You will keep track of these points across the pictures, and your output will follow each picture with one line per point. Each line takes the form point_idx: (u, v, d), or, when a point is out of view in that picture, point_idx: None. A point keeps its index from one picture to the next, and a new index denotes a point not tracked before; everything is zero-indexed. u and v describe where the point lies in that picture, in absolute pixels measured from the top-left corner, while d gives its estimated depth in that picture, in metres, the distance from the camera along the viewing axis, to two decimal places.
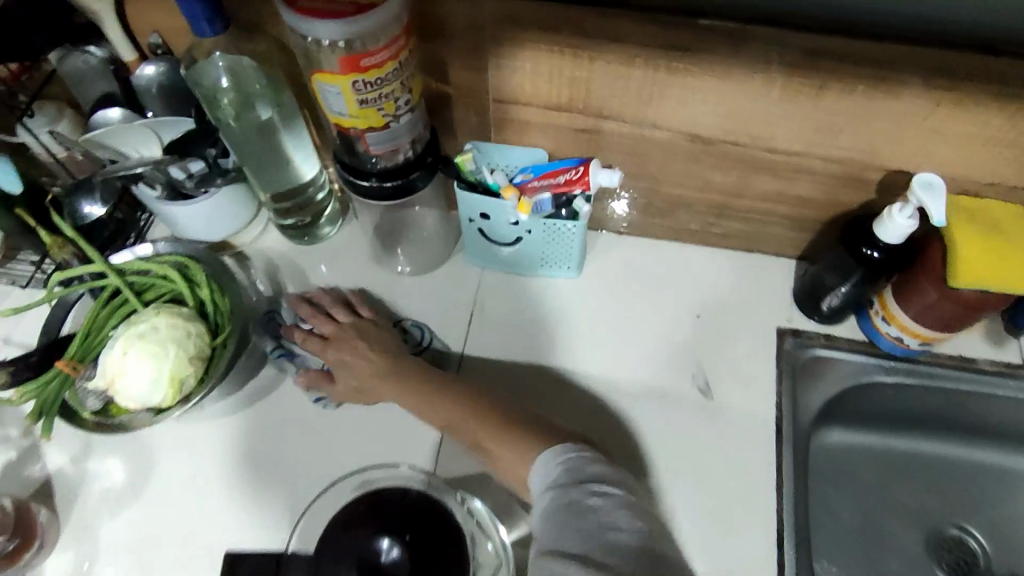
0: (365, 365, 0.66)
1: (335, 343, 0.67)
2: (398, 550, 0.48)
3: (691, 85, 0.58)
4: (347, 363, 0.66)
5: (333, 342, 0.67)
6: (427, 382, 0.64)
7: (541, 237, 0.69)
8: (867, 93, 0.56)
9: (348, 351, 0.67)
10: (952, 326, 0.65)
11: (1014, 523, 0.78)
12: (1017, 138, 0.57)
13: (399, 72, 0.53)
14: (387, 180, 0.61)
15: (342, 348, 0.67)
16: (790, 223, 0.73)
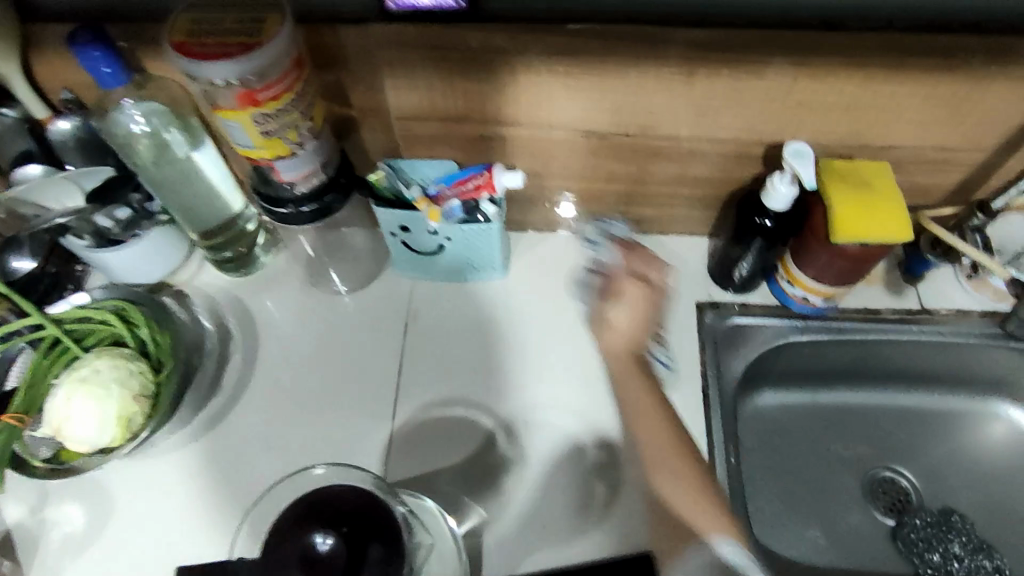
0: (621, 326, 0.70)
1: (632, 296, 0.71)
2: (333, 540, 0.47)
3: (575, 86, 0.63)
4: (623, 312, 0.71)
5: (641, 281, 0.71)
6: (640, 380, 0.68)
7: (461, 243, 0.73)
8: (733, 76, 0.61)
9: (623, 303, 0.71)
10: (848, 280, 0.72)
11: (940, 460, 0.83)
12: (870, 102, 0.63)
13: (297, 101, 0.57)
14: (304, 205, 0.65)
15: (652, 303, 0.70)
16: (694, 203, 0.78)
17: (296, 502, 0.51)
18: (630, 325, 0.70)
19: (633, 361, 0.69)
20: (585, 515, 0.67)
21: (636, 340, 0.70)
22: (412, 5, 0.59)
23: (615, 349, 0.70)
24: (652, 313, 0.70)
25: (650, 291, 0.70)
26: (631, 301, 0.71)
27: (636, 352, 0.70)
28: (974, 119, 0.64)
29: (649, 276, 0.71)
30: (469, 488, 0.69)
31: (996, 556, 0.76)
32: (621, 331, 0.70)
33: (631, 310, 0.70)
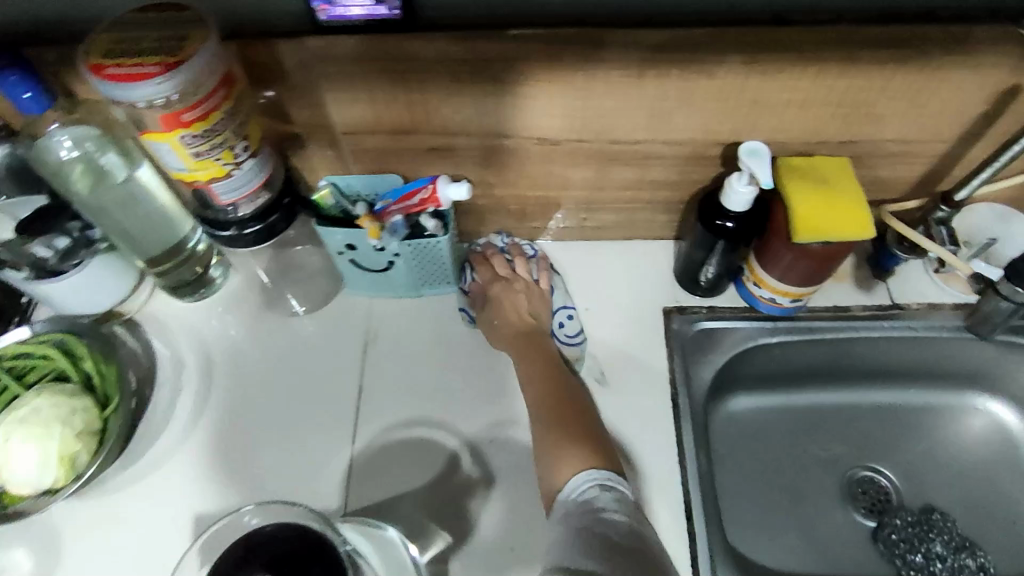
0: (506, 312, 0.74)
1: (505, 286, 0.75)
2: None
3: (520, 92, 0.61)
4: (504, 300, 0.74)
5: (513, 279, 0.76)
6: (532, 350, 0.71)
7: (412, 258, 0.71)
8: (683, 76, 0.59)
9: (505, 293, 0.75)
10: (814, 280, 0.70)
11: (920, 457, 0.82)
12: (826, 97, 0.61)
13: (227, 120, 0.55)
14: (247, 228, 0.63)
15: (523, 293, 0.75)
16: (657, 207, 0.77)
17: (237, 544, 0.49)
18: (514, 309, 0.74)
19: (525, 336, 0.73)
20: (551, 535, 0.65)
21: (524, 320, 0.74)
22: (344, 14, 0.56)
23: (503, 330, 0.73)
24: (539, 303, 0.76)
25: (526, 286, 0.76)
26: (506, 291, 0.75)
27: (525, 328, 0.73)
28: (934, 110, 0.63)
29: (523, 276, 0.77)
30: (432, 512, 0.67)
31: (979, 554, 0.74)
32: (508, 313, 0.74)
33: (505, 299, 0.75)
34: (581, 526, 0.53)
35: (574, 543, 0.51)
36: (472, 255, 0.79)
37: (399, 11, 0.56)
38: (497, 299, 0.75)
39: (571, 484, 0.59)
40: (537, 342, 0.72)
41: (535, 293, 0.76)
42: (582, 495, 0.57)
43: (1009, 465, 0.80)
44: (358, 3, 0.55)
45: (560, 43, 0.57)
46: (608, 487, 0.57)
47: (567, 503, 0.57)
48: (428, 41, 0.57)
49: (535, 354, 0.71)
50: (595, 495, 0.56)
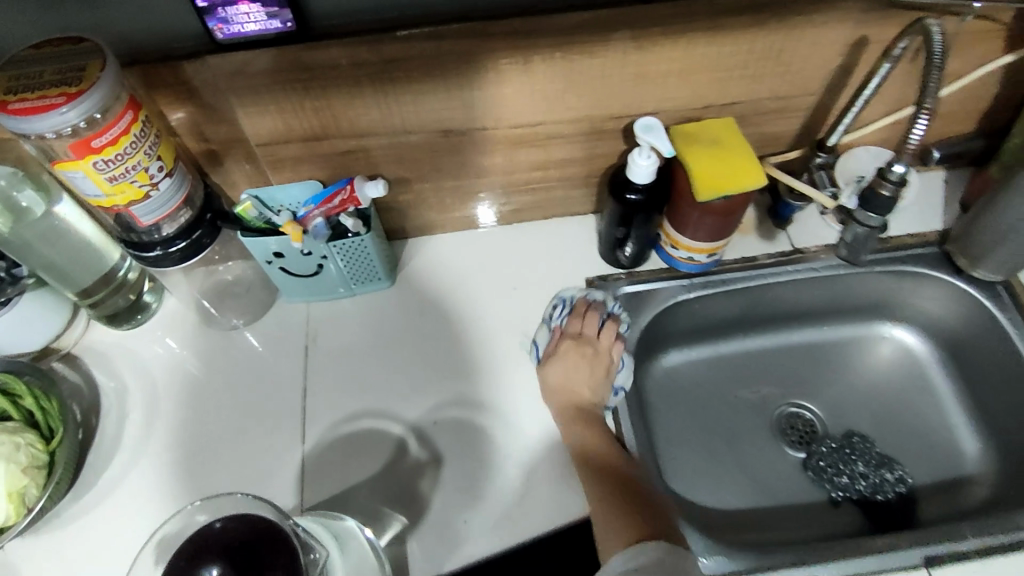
0: (569, 374, 0.74)
1: (573, 349, 0.75)
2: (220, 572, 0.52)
3: (418, 89, 0.65)
4: (558, 368, 0.74)
5: (581, 345, 0.76)
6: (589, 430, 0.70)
7: (339, 259, 0.75)
8: (567, 58, 0.64)
9: (568, 359, 0.75)
10: (722, 234, 0.75)
11: (838, 388, 0.88)
12: (699, 64, 0.67)
13: (139, 143, 0.57)
14: (172, 246, 0.65)
15: (580, 365, 0.75)
16: (568, 184, 0.81)
17: (192, 535, 0.54)
18: (568, 377, 0.74)
19: (578, 410, 0.72)
20: (503, 506, 0.69)
21: (582, 392, 0.74)
22: (240, 31, 0.58)
23: (555, 396, 0.73)
24: (601, 379, 0.75)
25: (601, 359, 0.76)
26: (575, 352, 0.75)
27: (583, 406, 0.73)
28: (797, 66, 0.69)
29: (607, 346, 0.77)
30: (387, 497, 0.70)
31: (898, 468, 0.82)
32: (573, 381, 0.74)
33: (571, 357, 0.75)
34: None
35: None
36: (579, 304, 0.79)
37: (293, 23, 0.58)
38: (556, 364, 0.75)
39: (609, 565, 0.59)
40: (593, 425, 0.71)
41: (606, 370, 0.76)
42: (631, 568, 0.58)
43: (917, 385, 0.87)
44: (250, 19, 0.57)
45: (450, 40, 0.61)
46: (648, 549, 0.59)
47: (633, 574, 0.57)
48: (326, 50, 0.60)
49: (592, 432, 0.70)
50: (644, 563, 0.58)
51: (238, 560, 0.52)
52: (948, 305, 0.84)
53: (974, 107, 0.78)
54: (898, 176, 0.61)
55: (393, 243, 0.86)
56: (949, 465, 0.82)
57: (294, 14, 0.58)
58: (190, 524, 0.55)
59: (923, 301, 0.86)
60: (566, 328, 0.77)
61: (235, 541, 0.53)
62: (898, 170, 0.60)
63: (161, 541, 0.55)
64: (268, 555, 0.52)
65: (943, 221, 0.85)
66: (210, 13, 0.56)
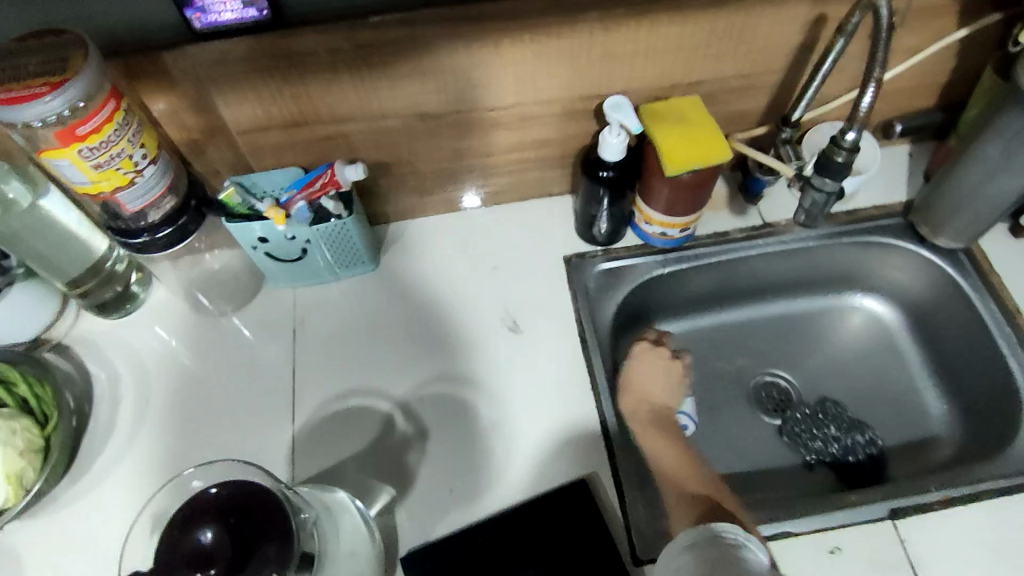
0: (648, 379, 0.77)
1: (654, 353, 0.78)
2: (215, 534, 0.54)
3: (394, 74, 0.67)
4: (640, 376, 0.77)
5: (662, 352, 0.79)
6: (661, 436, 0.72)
7: (322, 243, 0.77)
8: (537, 40, 0.67)
9: (646, 365, 0.77)
10: (694, 209, 0.78)
11: (811, 357, 0.91)
12: (663, 43, 0.70)
13: (123, 129, 0.58)
14: (158, 232, 0.67)
15: (660, 373, 0.77)
16: (544, 165, 0.84)
17: (188, 500, 0.57)
18: (650, 382, 0.77)
19: (657, 413, 0.75)
20: (487, 476, 0.72)
21: (660, 399, 0.76)
22: (217, 20, 0.60)
23: (635, 400, 0.75)
24: (675, 385, 0.78)
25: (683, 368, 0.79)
26: (656, 359, 0.78)
27: (661, 411, 0.75)
28: (758, 43, 0.72)
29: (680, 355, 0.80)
30: (375, 471, 0.72)
31: (868, 430, 0.85)
32: (654, 388, 0.76)
33: (654, 365, 0.78)
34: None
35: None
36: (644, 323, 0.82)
37: (268, 12, 0.60)
38: (638, 367, 0.77)
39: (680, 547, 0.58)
40: (669, 426, 0.73)
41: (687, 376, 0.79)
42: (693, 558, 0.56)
43: (887, 352, 0.90)
44: (227, 7, 0.59)
45: (423, 25, 0.63)
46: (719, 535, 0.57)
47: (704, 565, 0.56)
48: (301, 38, 0.62)
49: (674, 440, 0.72)
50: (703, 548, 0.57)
51: (232, 525, 0.55)
52: (913, 273, 0.87)
53: (932, 81, 0.81)
54: (850, 144, 0.64)
55: (375, 227, 0.88)
56: (916, 425, 0.85)
57: (268, 1, 0.60)
58: (182, 491, 0.60)
59: (889, 271, 0.89)
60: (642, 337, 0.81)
61: (226, 506, 0.56)
62: (850, 137, 0.63)
63: (156, 514, 0.59)
64: (261, 521, 0.55)
65: (907, 192, 0.88)
66: (187, 4, 0.58)
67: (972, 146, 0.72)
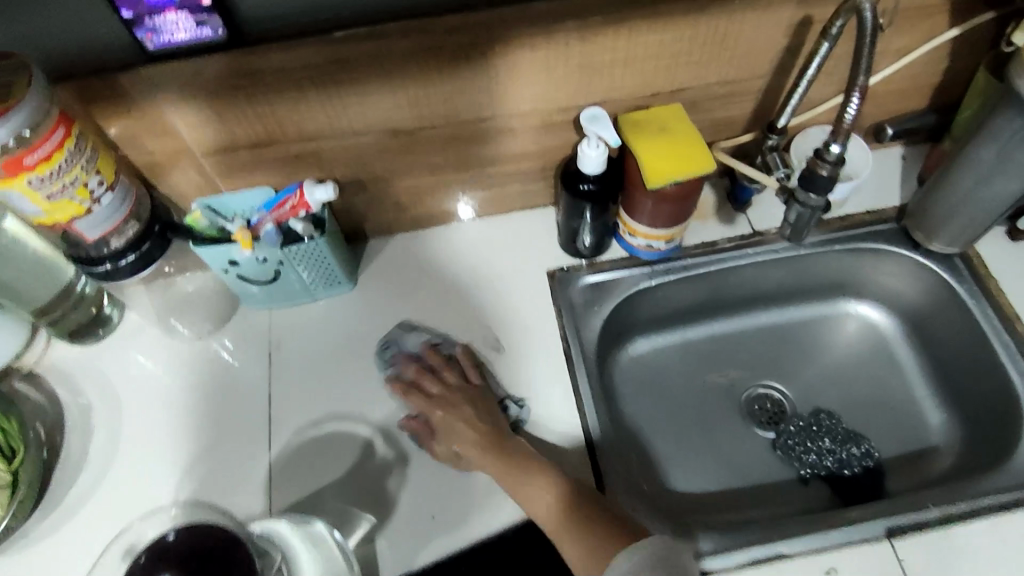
0: (449, 424, 0.70)
1: (437, 395, 0.72)
2: None
3: (362, 91, 0.65)
4: (440, 425, 0.70)
5: (458, 382, 0.73)
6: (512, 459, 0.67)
7: (296, 265, 0.74)
8: (509, 52, 0.64)
9: (439, 405, 0.71)
10: (679, 220, 0.75)
11: (805, 368, 0.88)
12: (643, 52, 0.67)
13: (74, 157, 0.57)
14: (122, 259, 0.65)
15: (445, 412, 0.71)
16: (524, 177, 0.81)
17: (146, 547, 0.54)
18: (461, 424, 0.70)
19: (489, 444, 0.68)
20: (470, 502, 0.69)
21: (483, 424, 0.70)
22: (170, 40, 0.58)
23: (461, 441, 0.69)
24: (487, 410, 0.71)
25: (464, 397, 0.71)
26: (450, 394, 0.72)
27: (491, 435, 0.69)
28: (741, 49, 0.69)
29: (455, 385, 0.73)
30: (354, 498, 0.70)
31: (864, 441, 0.82)
32: (455, 431, 0.69)
33: (446, 404, 0.71)
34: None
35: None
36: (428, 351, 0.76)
37: (224, 30, 0.58)
38: (443, 407, 0.71)
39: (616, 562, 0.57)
40: (505, 453, 0.68)
41: (480, 405, 0.71)
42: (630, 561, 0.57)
43: (884, 360, 0.88)
44: (180, 27, 0.57)
45: (387, 39, 0.61)
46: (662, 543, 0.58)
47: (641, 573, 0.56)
48: (262, 56, 0.60)
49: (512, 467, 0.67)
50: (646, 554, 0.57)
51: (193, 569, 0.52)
52: (909, 280, 0.85)
53: (924, 83, 0.79)
54: (835, 156, 0.61)
55: (354, 245, 0.86)
56: (916, 437, 0.82)
57: (224, 20, 0.58)
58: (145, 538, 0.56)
59: (885, 278, 0.86)
60: (414, 377, 0.74)
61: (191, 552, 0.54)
62: (834, 150, 0.60)
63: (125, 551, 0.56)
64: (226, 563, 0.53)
65: (900, 197, 0.85)
66: (138, 23, 0.56)
67: (966, 149, 0.70)
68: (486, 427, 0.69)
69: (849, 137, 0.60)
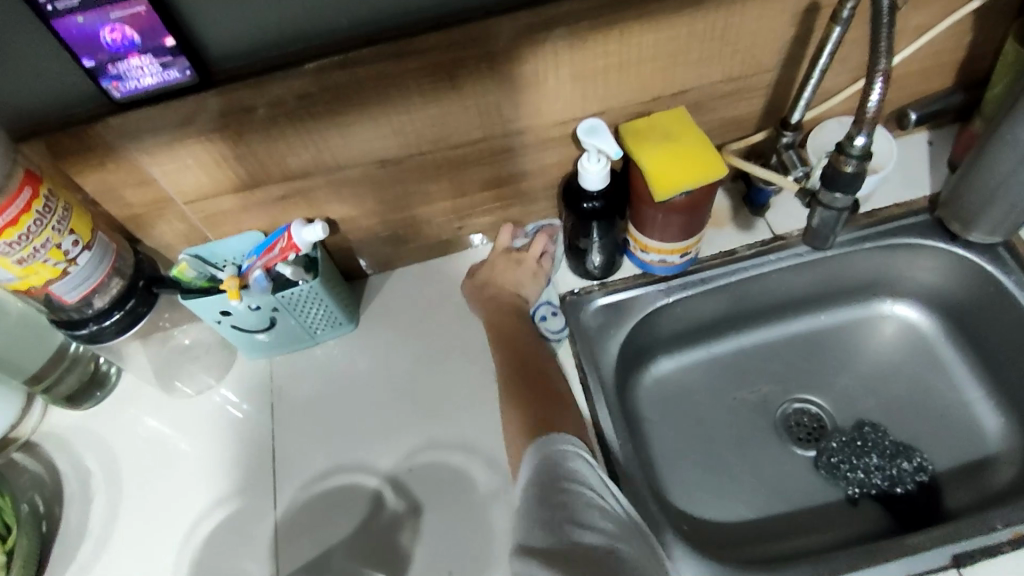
0: (489, 268, 0.76)
1: (501, 255, 0.76)
2: None
3: (344, 121, 0.61)
4: (480, 273, 0.76)
5: (517, 257, 0.76)
6: (512, 326, 0.71)
7: (291, 310, 0.71)
8: (495, 67, 0.60)
9: (493, 262, 0.76)
10: (693, 230, 0.70)
11: (844, 377, 0.82)
12: (639, 55, 0.63)
13: (43, 218, 0.54)
14: (104, 320, 0.62)
15: (492, 266, 0.76)
16: (525, 198, 0.77)
17: None
18: (494, 278, 0.75)
19: (495, 303, 0.74)
20: (487, 553, 0.64)
21: (509, 290, 0.74)
22: (138, 87, 0.54)
23: (479, 292, 0.75)
24: (528, 284, 0.75)
25: (514, 261, 0.76)
26: (503, 259, 0.76)
27: (508, 302, 0.73)
28: (746, 42, 0.65)
29: (526, 255, 0.76)
30: (366, 557, 0.65)
31: (916, 455, 0.76)
32: (488, 278, 0.75)
33: (498, 264, 0.76)
34: (544, 495, 0.50)
35: (531, 517, 0.49)
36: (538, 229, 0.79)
37: (192, 71, 0.55)
38: (494, 264, 0.76)
39: (548, 445, 0.55)
40: (509, 313, 0.72)
41: (522, 273, 0.75)
42: (544, 458, 0.54)
43: (928, 362, 0.81)
44: (146, 73, 0.53)
45: (363, 64, 0.57)
46: (577, 455, 0.54)
47: (540, 471, 0.53)
48: (234, 96, 0.56)
49: (501, 329, 0.71)
50: (559, 459, 0.53)
51: None
52: (946, 273, 0.78)
53: (946, 62, 0.73)
54: (861, 150, 0.54)
55: (354, 283, 0.82)
56: (970, 445, 0.76)
57: (191, 60, 0.54)
58: None
59: (921, 274, 0.80)
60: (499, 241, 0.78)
61: None
62: (858, 143, 0.54)
63: None
64: None
65: (930, 185, 0.79)
66: (101, 72, 0.53)
67: (1000, 129, 0.64)
68: (509, 299, 0.74)
69: (877, 127, 0.53)
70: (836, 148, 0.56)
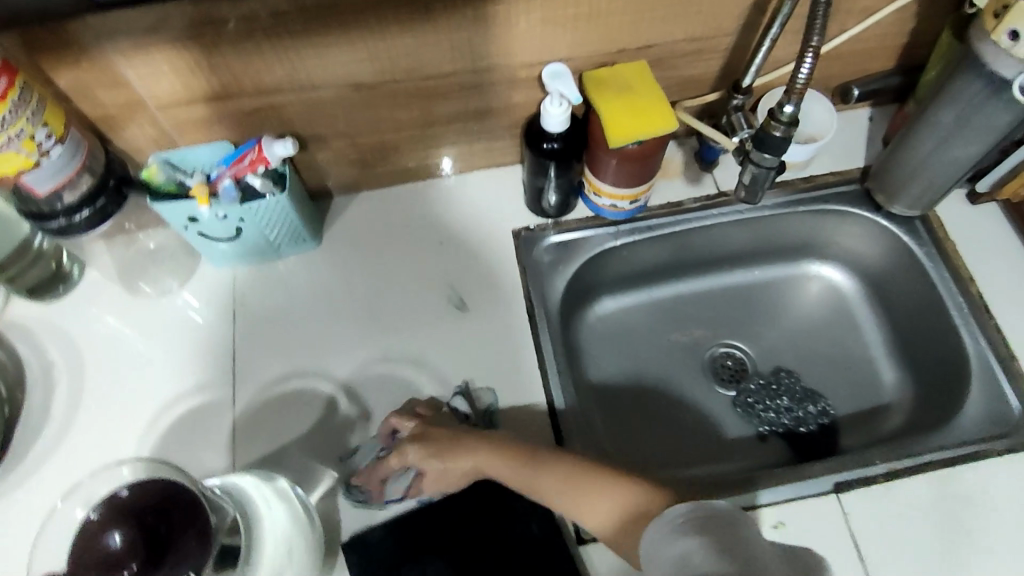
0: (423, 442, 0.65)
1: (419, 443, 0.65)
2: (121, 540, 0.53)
3: (320, 42, 0.63)
4: (437, 466, 0.65)
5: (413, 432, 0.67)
6: (506, 443, 0.64)
7: (257, 224, 0.73)
8: (471, 4, 0.63)
9: (417, 455, 0.65)
10: (644, 179, 0.75)
11: (767, 328, 0.90)
12: (606, 7, 0.66)
13: (18, 108, 0.56)
14: (75, 214, 0.66)
15: (428, 447, 0.65)
16: (490, 134, 0.81)
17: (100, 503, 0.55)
18: (444, 461, 0.64)
19: (483, 460, 0.64)
20: None
21: (471, 435, 0.66)
22: None
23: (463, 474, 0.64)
24: (453, 431, 0.67)
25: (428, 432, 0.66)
26: (424, 430, 0.67)
27: (490, 448, 0.64)
28: (708, 5, 0.68)
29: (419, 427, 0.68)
30: (319, 454, 0.71)
31: (821, 401, 0.85)
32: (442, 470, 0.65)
33: (423, 438, 0.66)
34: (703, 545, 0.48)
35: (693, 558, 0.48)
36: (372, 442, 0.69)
37: None
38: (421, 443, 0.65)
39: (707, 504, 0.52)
40: (499, 442, 0.64)
41: (452, 431, 0.67)
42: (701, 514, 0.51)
43: (845, 322, 0.89)
44: None
45: None
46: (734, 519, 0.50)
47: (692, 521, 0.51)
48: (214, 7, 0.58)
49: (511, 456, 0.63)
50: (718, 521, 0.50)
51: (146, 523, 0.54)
52: (869, 241, 0.86)
53: (892, 43, 0.78)
54: (789, 117, 0.60)
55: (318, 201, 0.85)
56: (870, 395, 0.85)
57: None
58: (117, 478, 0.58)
59: (848, 240, 0.87)
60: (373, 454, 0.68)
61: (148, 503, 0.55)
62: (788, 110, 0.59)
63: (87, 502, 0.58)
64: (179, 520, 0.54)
65: (865, 158, 0.86)
66: None
67: (927, 112, 0.69)
68: (476, 435, 0.66)
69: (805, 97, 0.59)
70: (769, 113, 0.62)
